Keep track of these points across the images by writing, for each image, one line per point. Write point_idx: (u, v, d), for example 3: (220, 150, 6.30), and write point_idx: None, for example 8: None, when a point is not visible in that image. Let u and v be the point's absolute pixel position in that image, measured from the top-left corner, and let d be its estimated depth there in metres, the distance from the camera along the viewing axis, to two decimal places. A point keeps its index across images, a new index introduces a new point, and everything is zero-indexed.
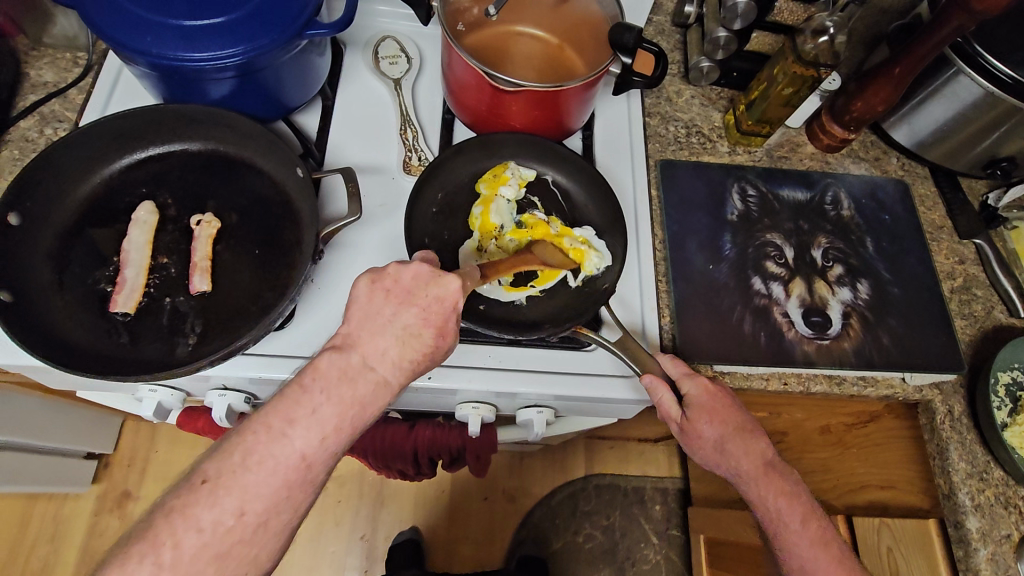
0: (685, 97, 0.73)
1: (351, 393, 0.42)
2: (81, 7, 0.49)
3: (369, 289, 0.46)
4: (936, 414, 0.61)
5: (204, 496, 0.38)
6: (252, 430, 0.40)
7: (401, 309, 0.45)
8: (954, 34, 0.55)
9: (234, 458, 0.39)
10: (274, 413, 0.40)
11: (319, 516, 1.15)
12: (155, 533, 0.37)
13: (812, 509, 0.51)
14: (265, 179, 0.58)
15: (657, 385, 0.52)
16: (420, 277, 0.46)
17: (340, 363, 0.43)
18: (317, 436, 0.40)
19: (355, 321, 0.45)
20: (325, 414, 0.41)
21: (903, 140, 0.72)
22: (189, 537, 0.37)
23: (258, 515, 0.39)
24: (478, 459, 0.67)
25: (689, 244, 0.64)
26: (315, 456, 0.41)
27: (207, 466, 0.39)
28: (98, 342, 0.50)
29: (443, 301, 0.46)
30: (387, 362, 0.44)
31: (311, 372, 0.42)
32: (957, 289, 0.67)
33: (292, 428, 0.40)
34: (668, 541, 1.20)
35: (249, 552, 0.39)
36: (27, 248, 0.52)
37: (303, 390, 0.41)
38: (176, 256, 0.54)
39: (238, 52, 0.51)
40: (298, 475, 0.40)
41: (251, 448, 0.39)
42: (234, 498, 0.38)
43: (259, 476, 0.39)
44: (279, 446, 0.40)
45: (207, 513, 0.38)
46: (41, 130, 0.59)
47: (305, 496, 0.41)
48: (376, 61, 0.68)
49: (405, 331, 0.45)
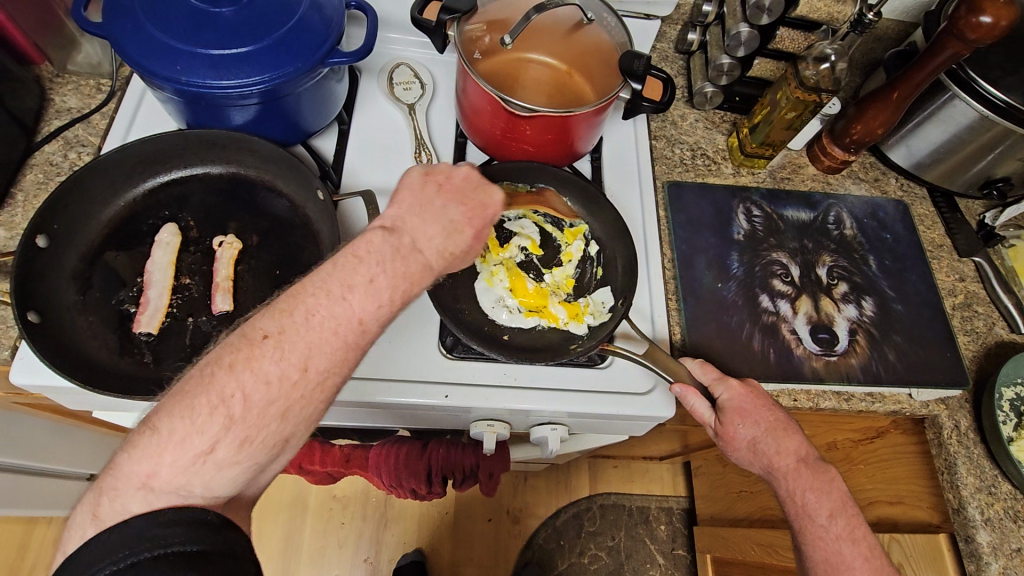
0: (689, 121, 0.76)
1: (403, 269, 0.40)
2: (113, 37, 0.51)
3: (421, 182, 0.46)
4: (943, 429, 0.62)
5: (267, 353, 0.36)
6: (313, 291, 0.38)
7: (449, 204, 0.45)
8: (950, 60, 0.58)
9: (295, 316, 0.37)
10: (333, 278, 0.39)
11: (322, 539, 1.13)
12: (220, 384, 0.35)
13: (843, 504, 0.50)
14: (283, 202, 0.60)
15: (688, 393, 0.53)
16: (470, 179, 0.47)
17: (392, 241, 0.41)
18: (374, 304, 0.39)
19: (406, 208, 0.44)
20: (379, 286, 0.39)
21: (902, 162, 0.74)
22: (256, 390, 0.35)
23: (320, 373, 0.37)
24: (490, 477, 0.67)
25: (698, 262, 0.66)
26: (371, 321, 0.39)
27: (266, 321, 0.37)
28: (121, 362, 0.51)
29: (485, 209, 0.46)
30: (433, 248, 0.43)
31: (364, 246, 0.40)
32: (958, 306, 0.69)
33: (350, 293, 0.38)
34: (673, 561, 1.20)
35: (307, 409, 0.37)
36: (53, 268, 0.53)
37: (358, 260, 0.40)
38: (198, 277, 0.56)
39: (264, 79, 0.53)
40: (353, 338, 0.38)
41: (313, 309, 0.38)
42: (297, 353, 0.36)
43: (322, 335, 0.37)
44: (340, 307, 0.38)
45: (273, 366, 0.36)
46: (66, 155, 0.61)
47: (361, 355, 0.40)
48: (391, 87, 0.70)
49: (450, 226, 0.44)
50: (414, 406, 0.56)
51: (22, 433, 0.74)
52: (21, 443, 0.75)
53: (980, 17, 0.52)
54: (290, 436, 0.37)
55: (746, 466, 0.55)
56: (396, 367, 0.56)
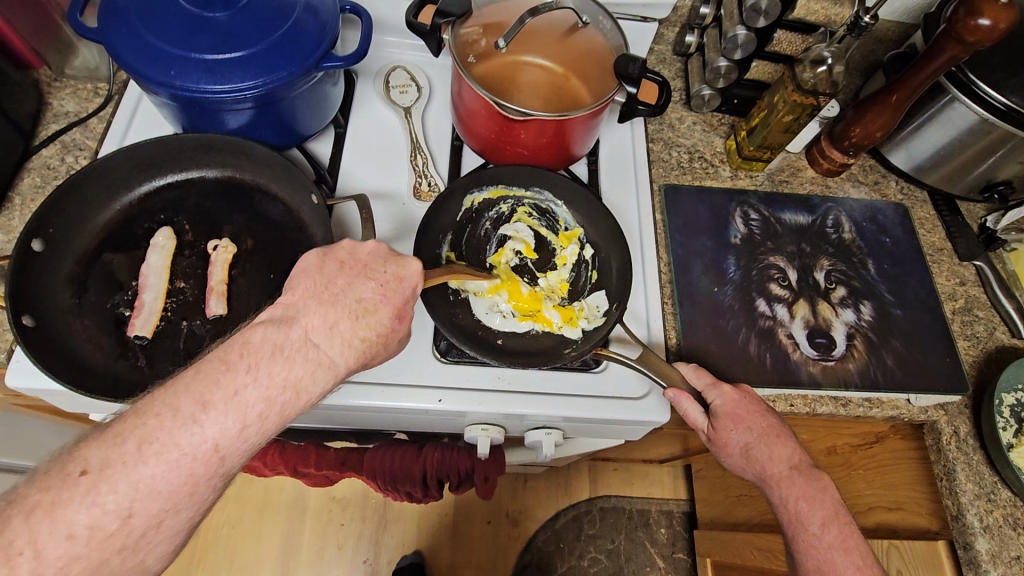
0: (687, 124, 0.75)
1: (284, 373, 0.39)
2: (108, 41, 0.51)
3: (320, 261, 0.47)
4: (942, 434, 0.61)
5: (79, 493, 0.34)
6: (155, 413, 0.36)
7: (355, 283, 0.46)
8: (949, 63, 0.57)
9: (126, 446, 0.35)
10: (185, 394, 0.37)
11: (321, 540, 1.14)
12: (12, 535, 0.32)
13: (836, 513, 0.50)
14: (278, 206, 0.60)
15: (681, 398, 0.53)
16: (377, 254, 0.49)
17: (276, 338, 0.40)
18: (235, 426, 0.37)
19: (303, 292, 0.44)
20: (248, 399, 0.38)
21: (902, 165, 0.74)
22: (55, 544, 0.33)
23: (150, 517, 0.35)
24: (486, 481, 0.67)
25: (694, 266, 0.66)
26: (229, 448, 0.37)
27: (92, 454, 0.35)
28: (115, 365, 0.51)
29: (401, 281, 0.48)
30: (334, 340, 0.42)
31: (239, 348, 0.39)
32: (959, 310, 0.68)
33: (204, 413, 0.36)
34: (674, 565, 1.19)
35: (133, 557, 0.35)
36: (48, 272, 0.53)
37: (227, 367, 0.38)
38: (193, 280, 0.56)
39: (258, 84, 0.53)
40: (205, 470, 0.36)
41: (150, 436, 0.35)
42: (122, 495, 0.34)
43: (155, 471, 0.35)
44: (187, 435, 0.36)
45: (83, 513, 0.33)
46: (63, 158, 0.61)
47: (211, 492, 0.38)
48: (387, 90, 0.69)
49: (359, 305, 0.45)
50: (407, 410, 0.56)
51: (22, 434, 0.75)
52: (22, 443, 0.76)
53: (978, 20, 0.52)
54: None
55: (738, 472, 0.54)
56: (390, 371, 0.56)
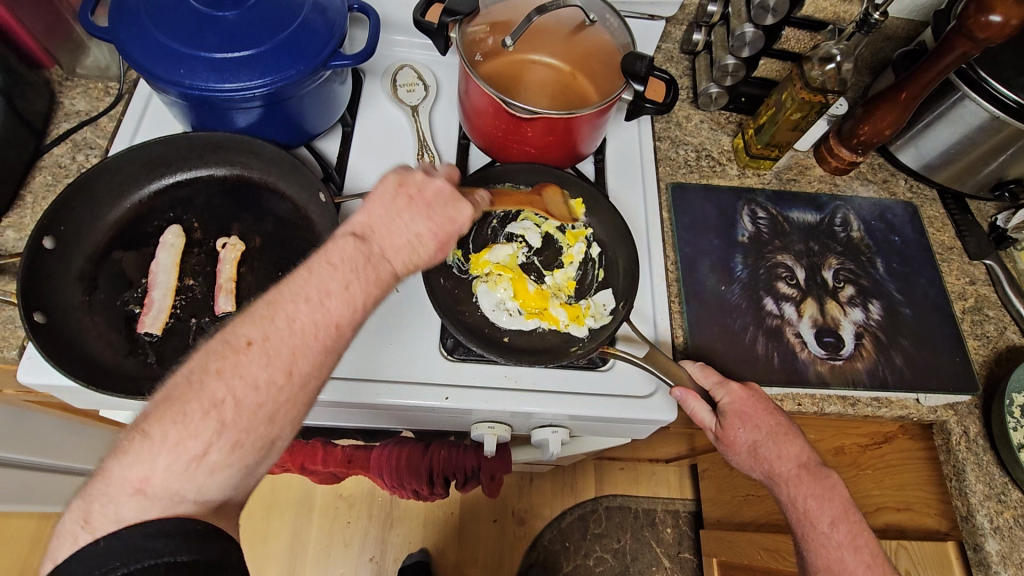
0: (695, 122, 0.75)
1: (375, 279, 0.41)
2: (119, 40, 0.52)
3: (394, 190, 0.45)
4: (951, 435, 0.61)
5: (252, 357, 0.36)
6: (291, 297, 0.38)
7: (413, 217, 0.44)
8: (959, 60, 0.57)
9: (276, 321, 0.37)
10: (310, 284, 0.39)
11: (328, 538, 1.14)
12: (209, 390, 0.35)
13: (846, 511, 0.50)
14: (286, 204, 0.60)
15: (688, 397, 0.53)
16: (441, 193, 0.46)
17: (361, 249, 0.41)
18: (353, 309, 0.40)
19: (376, 214, 0.44)
20: (354, 291, 0.40)
21: (911, 163, 0.73)
22: (246, 394, 0.35)
23: (304, 375, 0.38)
24: (492, 479, 0.67)
25: (701, 265, 0.65)
26: (349, 327, 0.40)
27: (248, 328, 0.37)
28: (125, 362, 0.51)
29: (453, 222, 0.46)
30: (402, 257, 0.43)
31: (337, 252, 0.41)
32: (968, 310, 0.67)
33: (328, 299, 0.39)
34: (680, 564, 1.19)
35: (294, 411, 0.37)
36: (60, 269, 0.53)
37: (333, 267, 0.40)
38: (202, 278, 0.56)
39: (266, 83, 0.53)
40: (332, 342, 0.39)
41: (293, 316, 0.38)
42: (283, 358, 0.37)
43: (305, 340, 0.38)
44: (317, 313, 0.38)
45: (260, 371, 0.36)
46: (74, 157, 0.62)
47: (337, 360, 0.40)
48: (394, 89, 0.70)
49: (414, 240, 0.44)
50: (414, 408, 0.56)
51: (34, 431, 0.75)
52: (33, 440, 0.77)
53: (989, 16, 0.51)
54: (276, 438, 0.37)
55: (745, 470, 0.54)
56: (397, 369, 0.56)
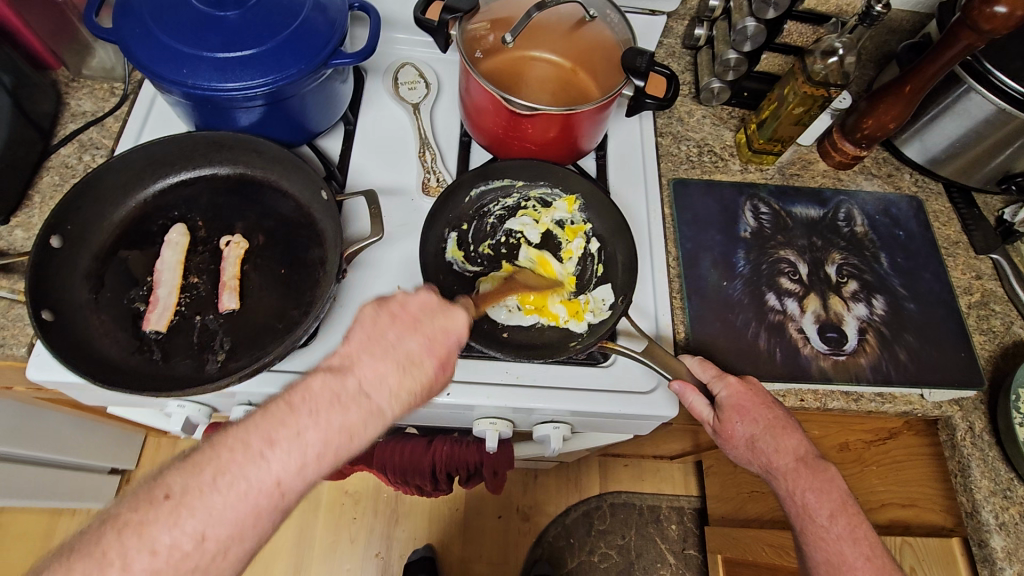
0: (697, 117, 0.75)
1: (341, 419, 0.39)
2: (123, 41, 0.52)
3: (375, 313, 0.44)
4: (956, 430, 0.60)
5: (164, 514, 0.35)
6: (228, 446, 0.37)
7: (404, 337, 0.44)
8: (964, 52, 0.56)
9: (203, 476, 0.36)
10: (254, 432, 0.38)
11: (335, 533, 1.15)
12: (107, 549, 0.34)
13: (844, 504, 0.50)
14: (289, 202, 0.61)
15: (687, 390, 0.53)
16: (427, 308, 0.46)
17: (334, 386, 0.40)
18: (296, 462, 0.38)
19: (357, 343, 0.43)
20: (309, 440, 0.38)
21: (916, 157, 0.73)
22: (140, 560, 0.34)
23: (219, 542, 0.36)
24: (495, 475, 0.68)
25: (703, 261, 0.65)
26: (290, 484, 0.38)
27: (172, 478, 0.36)
28: (131, 359, 0.52)
29: (448, 334, 0.46)
30: (383, 391, 0.42)
31: (300, 393, 0.39)
32: (974, 305, 0.67)
33: (270, 450, 0.37)
34: (685, 561, 1.19)
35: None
36: (67, 268, 0.54)
37: (290, 410, 0.39)
38: (206, 276, 0.57)
39: (268, 82, 0.53)
40: (268, 502, 0.37)
41: (224, 467, 0.37)
42: (196, 520, 0.35)
43: (226, 501, 0.36)
44: (255, 469, 0.37)
45: (165, 534, 0.35)
46: (80, 157, 0.62)
47: (270, 523, 0.38)
48: (396, 87, 0.70)
49: (406, 358, 0.43)
50: None
51: (46, 427, 0.77)
52: (45, 436, 0.78)
53: (994, 7, 0.51)
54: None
55: (744, 463, 0.55)
56: None
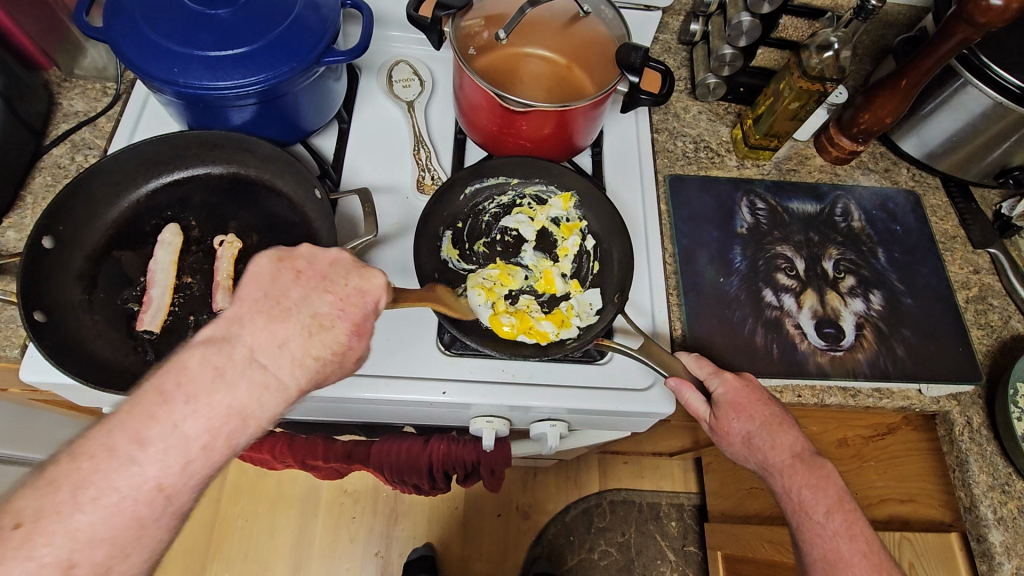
0: (693, 113, 0.75)
1: (227, 400, 0.35)
2: (114, 41, 0.52)
3: (274, 273, 0.41)
4: (954, 425, 0.60)
5: (17, 544, 0.30)
6: (91, 454, 0.33)
7: (313, 296, 0.41)
8: (960, 46, 0.56)
9: (61, 494, 0.32)
10: (120, 432, 0.33)
11: (334, 533, 1.15)
12: None
13: (840, 500, 0.49)
14: (283, 201, 0.60)
15: (682, 387, 0.53)
16: (339, 265, 0.43)
17: (216, 360, 0.36)
18: (177, 462, 0.34)
19: (246, 308, 0.38)
20: (188, 432, 0.34)
21: (913, 151, 0.72)
22: None
23: (97, 564, 0.32)
24: (492, 473, 0.68)
25: (699, 257, 0.65)
26: (175, 485, 0.34)
27: (27, 503, 0.31)
28: (124, 360, 0.52)
29: (364, 294, 0.42)
30: (284, 360, 0.37)
31: (174, 376, 0.35)
32: (972, 299, 0.67)
33: (144, 451, 0.33)
34: (685, 558, 1.19)
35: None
36: (59, 269, 0.54)
37: (164, 400, 0.34)
38: (199, 276, 0.57)
39: (260, 80, 0.53)
40: (152, 510, 0.33)
41: (86, 480, 0.32)
42: (63, 544, 0.31)
43: (94, 519, 0.32)
44: (126, 477, 0.33)
45: (19, 567, 0.30)
46: (73, 157, 0.62)
47: (164, 531, 0.35)
48: (390, 85, 0.70)
49: (314, 322, 0.39)
50: (412, 402, 0.56)
51: (42, 429, 0.76)
52: (43, 437, 0.78)
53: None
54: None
55: (741, 461, 0.54)
56: (395, 364, 0.56)
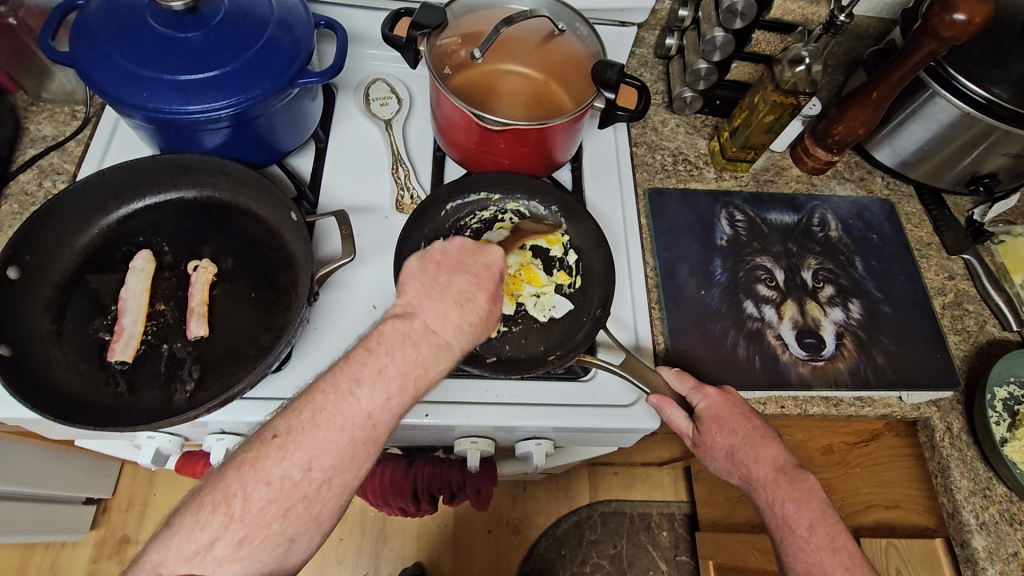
0: (670, 127, 0.75)
1: (415, 357, 0.40)
2: (80, 64, 0.51)
3: (420, 266, 0.46)
4: (935, 431, 0.61)
5: (274, 451, 0.37)
6: (321, 388, 0.38)
7: (456, 276, 0.45)
8: (928, 59, 0.57)
9: (303, 415, 0.37)
10: (340, 375, 0.39)
11: (322, 555, 1.13)
12: (227, 482, 0.36)
13: (824, 514, 0.48)
14: (259, 224, 0.59)
15: (664, 403, 0.53)
16: (465, 248, 0.48)
17: (403, 329, 0.41)
18: (382, 396, 0.38)
19: (415, 293, 0.44)
20: (389, 376, 0.39)
21: (887, 160, 0.73)
22: (258, 490, 0.36)
23: (325, 472, 0.37)
24: (478, 493, 0.65)
25: (680, 270, 0.65)
26: (381, 416, 0.38)
27: (277, 421, 0.38)
28: (95, 392, 0.50)
29: (490, 269, 0.48)
30: (448, 326, 0.42)
31: (375, 338, 0.40)
32: (948, 305, 0.68)
33: (358, 388, 0.38)
34: (677, 567, 1.18)
35: (313, 507, 0.37)
36: (26, 299, 0.53)
37: (369, 352, 0.39)
38: (173, 303, 0.55)
39: (231, 103, 0.52)
40: (363, 434, 0.38)
41: (320, 406, 0.38)
42: (302, 454, 0.36)
43: (328, 434, 0.37)
44: (347, 405, 0.38)
45: (276, 467, 0.36)
46: (41, 183, 0.61)
47: (370, 455, 0.39)
48: (367, 103, 0.69)
49: (462, 295, 0.44)
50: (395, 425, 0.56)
51: (15, 461, 0.74)
52: (15, 470, 0.75)
53: (954, 14, 0.52)
54: (296, 535, 0.37)
55: (725, 475, 0.54)
56: None
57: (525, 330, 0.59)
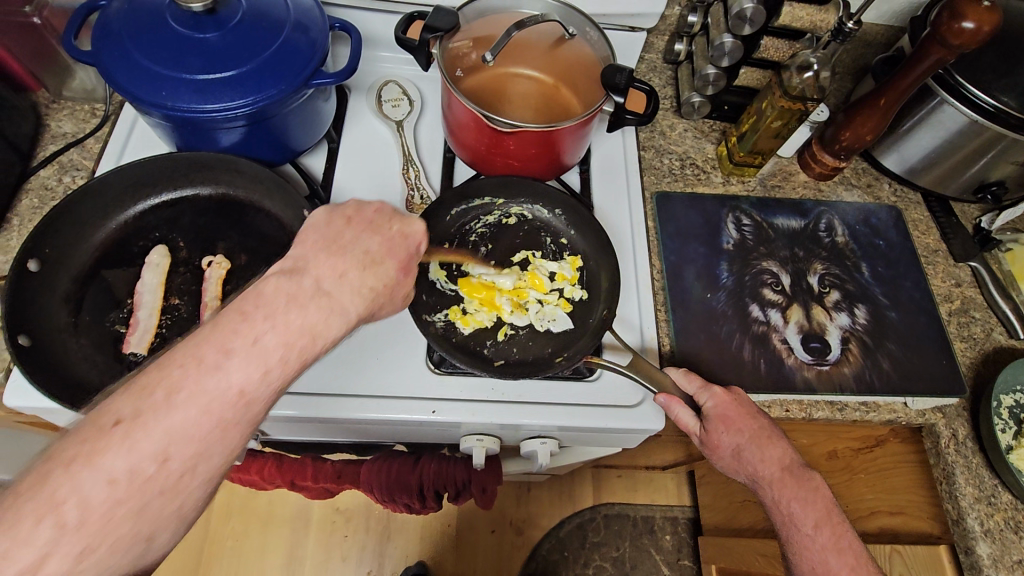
0: (678, 131, 0.76)
1: (300, 319, 0.36)
2: (102, 63, 0.52)
3: (364, 212, 0.46)
4: (940, 437, 0.61)
5: (118, 441, 0.30)
6: (180, 362, 0.33)
7: (362, 237, 0.44)
8: (936, 66, 0.57)
9: (167, 389, 0.32)
10: (207, 343, 0.33)
11: (326, 552, 1.14)
12: (54, 485, 0.29)
13: (829, 514, 0.49)
14: (273, 222, 0.60)
15: (672, 403, 0.53)
16: (382, 213, 0.46)
17: (289, 288, 0.37)
18: (259, 369, 0.34)
19: (312, 247, 0.41)
20: (268, 345, 0.34)
21: (894, 167, 0.74)
22: (98, 490, 0.30)
23: (185, 461, 0.32)
24: (484, 491, 0.67)
25: (687, 273, 0.66)
26: (255, 392, 0.34)
27: (119, 404, 0.31)
28: (110, 382, 0.51)
29: (405, 239, 0.46)
30: (346, 289, 0.40)
31: (252, 300, 0.35)
32: (954, 312, 0.68)
33: (228, 359, 0.33)
34: (680, 572, 1.18)
35: (174, 501, 0.32)
36: (45, 291, 0.54)
37: (243, 318, 0.34)
38: (187, 297, 0.56)
39: (248, 102, 0.53)
40: (235, 414, 0.33)
41: (177, 385, 0.32)
42: (157, 441, 0.31)
43: (186, 418, 0.32)
44: (214, 380, 0.33)
45: (121, 459, 0.30)
46: (60, 179, 0.62)
47: (241, 438, 0.34)
48: (379, 105, 0.70)
49: (367, 257, 0.42)
50: (403, 422, 0.56)
51: None
52: None
53: (963, 23, 0.52)
54: (229, 488, 0.35)
55: (731, 474, 0.55)
56: (385, 384, 0.56)
57: (530, 331, 0.60)
